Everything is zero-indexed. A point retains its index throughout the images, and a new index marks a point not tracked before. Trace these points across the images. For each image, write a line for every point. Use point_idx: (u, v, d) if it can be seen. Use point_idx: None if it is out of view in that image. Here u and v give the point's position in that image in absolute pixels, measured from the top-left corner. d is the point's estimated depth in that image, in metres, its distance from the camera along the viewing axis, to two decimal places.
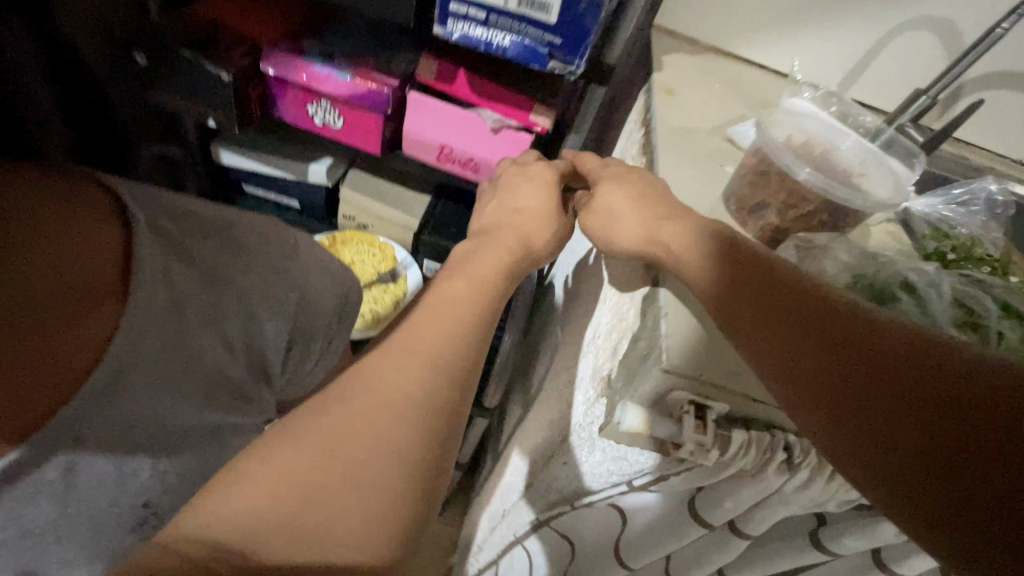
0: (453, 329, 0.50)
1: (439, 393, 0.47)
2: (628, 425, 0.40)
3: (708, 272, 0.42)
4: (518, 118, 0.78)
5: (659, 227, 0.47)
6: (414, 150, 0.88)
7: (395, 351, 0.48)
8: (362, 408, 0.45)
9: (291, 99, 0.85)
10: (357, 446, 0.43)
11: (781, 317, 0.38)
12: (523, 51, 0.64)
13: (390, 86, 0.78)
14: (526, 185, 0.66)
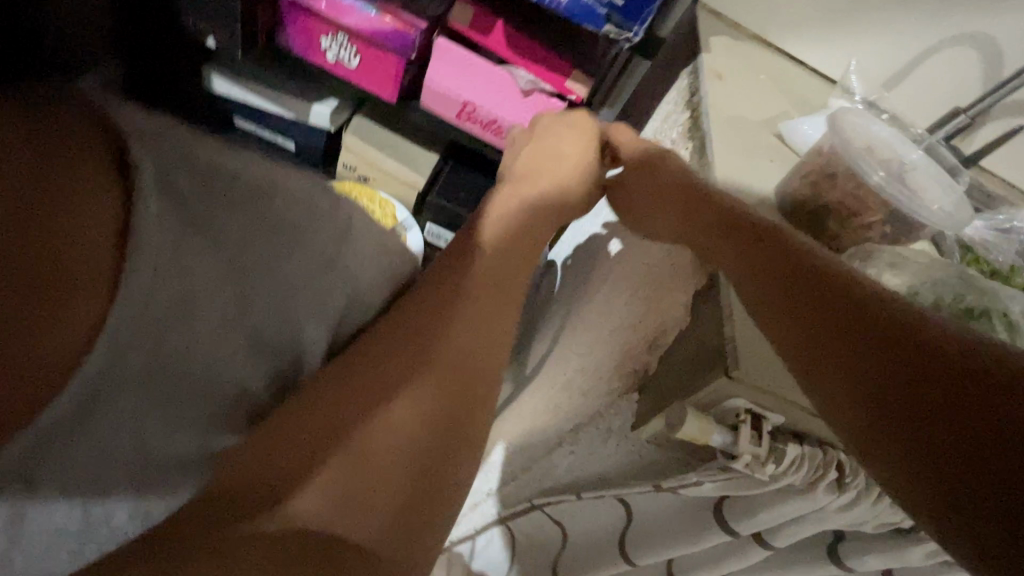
0: (485, 274, 0.45)
1: (470, 347, 0.42)
2: (684, 431, 0.37)
3: (768, 287, 0.39)
4: (553, 83, 0.73)
5: (717, 244, 0.44)
6: (433, 103, 0.82)
7: (424, 302, 0.42)
8: (386, 362, 0.39)
9: (303, 28, 0.77)
10: (383, 400, 0.37)
11: (806, 303, 0.37)
12: (579, 9, 0.59)
13: (418, 28, 0.71)
14: (560, 140, 0.57)
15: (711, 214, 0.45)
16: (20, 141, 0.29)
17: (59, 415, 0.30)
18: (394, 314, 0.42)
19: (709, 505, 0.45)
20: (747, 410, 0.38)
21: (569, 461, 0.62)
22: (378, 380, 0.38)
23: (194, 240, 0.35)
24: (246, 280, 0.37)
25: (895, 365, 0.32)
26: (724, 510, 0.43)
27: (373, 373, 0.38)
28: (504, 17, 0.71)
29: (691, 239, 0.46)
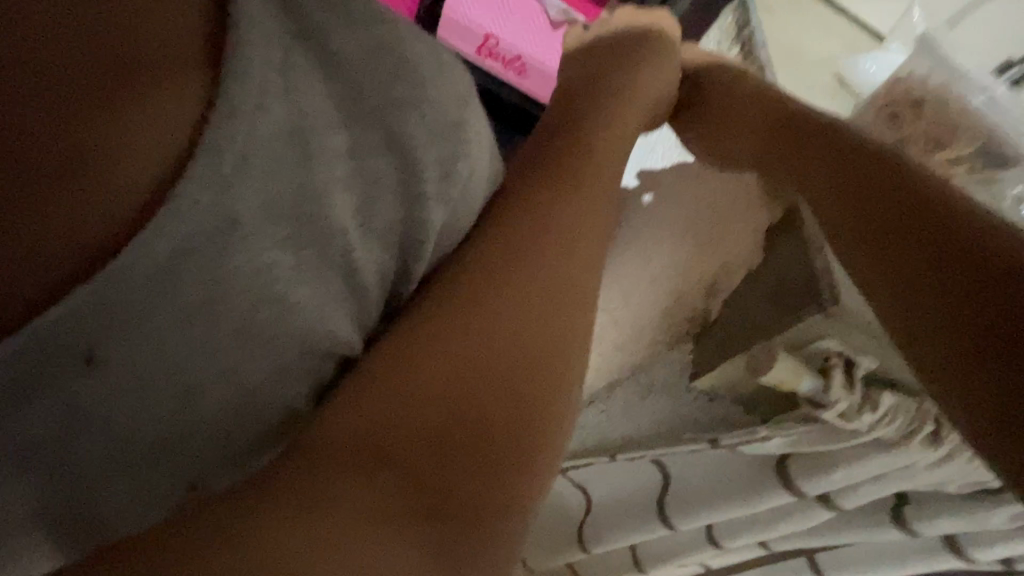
0: (574, 202, 0.38)
1: (574, 274, 0.35)
2: (773, 376, 0.34)
3: (856, 187, 0.36)
4: (586, 12, 0.69)
5: (813, 158, 0.40)
6: (451, 36, 0.72)
7: (517, 233, 0.35)
8: (486, 301, 0.32)
9: None
10: (488, 342, 0.31)
11: (891, 200, 0.34)
12: None
13: None
14: (638, 53, 0.48)
15: (805, 127, 0.42)
16: None
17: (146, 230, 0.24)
18: (483, 248, 0.34)
19: (767, 462, 0.42)
20: (828, 350, 0.35)
21: (600, 421, 0.58)
22: (477, 322, 0.31)
23: (298, 59, 0.29)
24: (356, 128, 0.30)
25: (948, 258, 0.30)
26: (789, 467, 0.39)
27: (471, 314, 0.32)
28: None
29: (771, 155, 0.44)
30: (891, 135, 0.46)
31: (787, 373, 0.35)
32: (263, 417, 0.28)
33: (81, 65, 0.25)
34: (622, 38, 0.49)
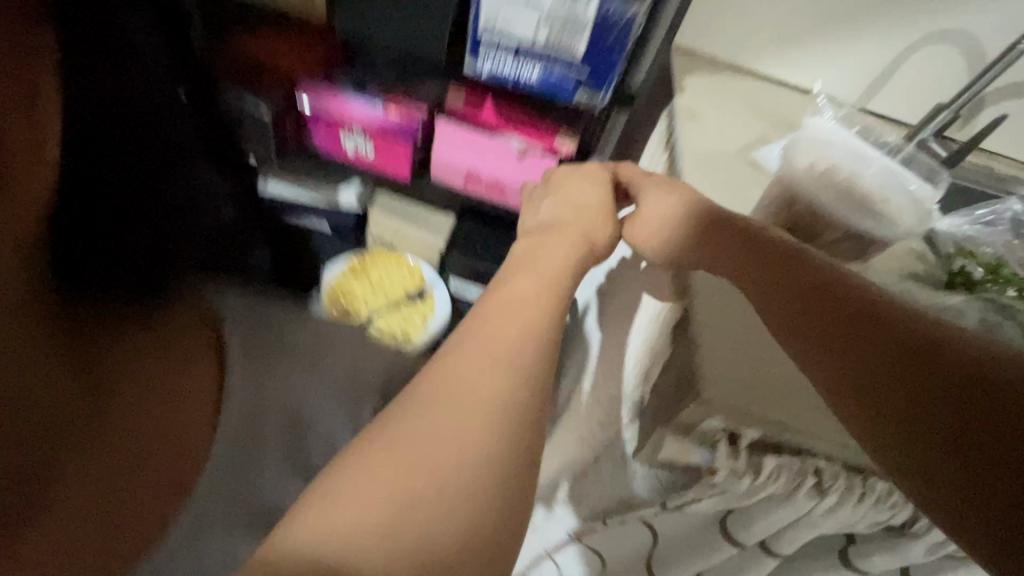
0: (539, 292, 0.48)
1: (543, 345, 0.44)
2: (664, 452, 0.45)
3: (745, 275, 0.48)
4: (543, 142, 0.82)
5: (719, 252, 0.50)
6: (442, 175, 0.93)
7: (472, 348, 0.42)
8: (439, 402, 0.39)
9: (323, 129, 0.89)
10: (468, 407, 0.39)
11: (831, 308, 0.43)
12: (550, 81, 0.67)
13: (421, 117, 0.83)
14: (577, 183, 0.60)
15: (747, 234, 0.49)
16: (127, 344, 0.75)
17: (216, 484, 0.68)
18: (446, 366, 0.42)
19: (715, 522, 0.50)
20: (720, 427, 0.44)
21: (592, 491, 0.65)
22: (465, 390, 0.40)
23: (234, 378, 0.73)
24: (261, 411, 0.73)
25: (920, 378, 0.39)
26: (728, 524, 0.48)
27: (459, 382, 0.41)
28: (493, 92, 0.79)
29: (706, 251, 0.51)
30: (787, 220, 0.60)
31: (678, 449, 0.45)
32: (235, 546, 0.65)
33: (134, 418, 0.71)
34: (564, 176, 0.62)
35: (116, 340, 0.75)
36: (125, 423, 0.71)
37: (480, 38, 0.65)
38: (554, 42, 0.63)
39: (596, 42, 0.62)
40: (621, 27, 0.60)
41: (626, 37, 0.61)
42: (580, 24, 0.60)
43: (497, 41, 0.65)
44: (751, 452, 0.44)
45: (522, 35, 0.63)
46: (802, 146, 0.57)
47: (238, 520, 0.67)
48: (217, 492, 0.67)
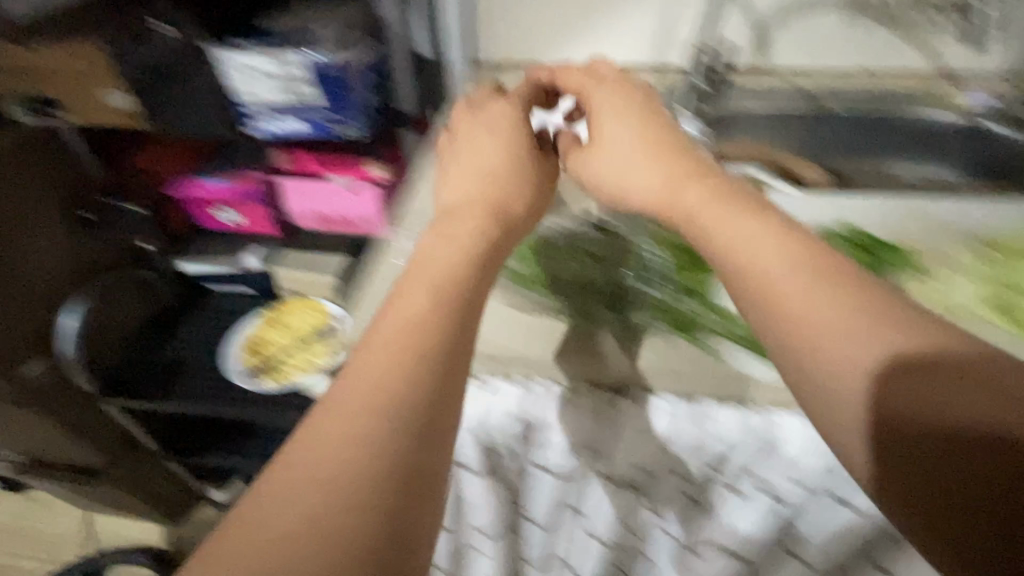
0: (436, 301, 0.44)
1: (445, 367, 0.41)
2: None
3: (685, 207, 0.51)
4: (358, 173, 0.95)
5: (665, 183, 0.54)
6: (305, 224, 1.08)
7: (376, 351, 0.41)
8: (354, 414, 0.38)
9: (201, 209, 1.10)
10: (347, 453, 0.36)
11: (840, 301, 0.41)
12: (309, 129, 0.82)
13: (262, 180, 1.00)
14: (497, 135, 0.62)
15: (740, 217, 0.47)
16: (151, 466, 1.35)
17: None
18: (362, 371, 0.40)
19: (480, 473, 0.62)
20: None
21: None
22: (345, 433, 0.37)
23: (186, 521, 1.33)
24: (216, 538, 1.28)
25: (965, 429, 0.36)
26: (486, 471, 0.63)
27: (341, 426, 0.37)
28: (307, 147, 0.96)
29: (666, 192, 0.53)
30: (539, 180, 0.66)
31: None
32: None
33: None
34: (477, 137, 0.62)
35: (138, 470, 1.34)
36: None
37: (246, 109, 0.82)
38: (294, 100, 0.78)
39: (320, 92, 0.76)
40: (331, 74, 0.74)
41: (342, 80, 0.75)
42: (301, 77, 0.75)
43: (259, 109, 0.81)
44: None
45: (269, 100, 0.79)
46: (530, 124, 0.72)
47: None
48: None
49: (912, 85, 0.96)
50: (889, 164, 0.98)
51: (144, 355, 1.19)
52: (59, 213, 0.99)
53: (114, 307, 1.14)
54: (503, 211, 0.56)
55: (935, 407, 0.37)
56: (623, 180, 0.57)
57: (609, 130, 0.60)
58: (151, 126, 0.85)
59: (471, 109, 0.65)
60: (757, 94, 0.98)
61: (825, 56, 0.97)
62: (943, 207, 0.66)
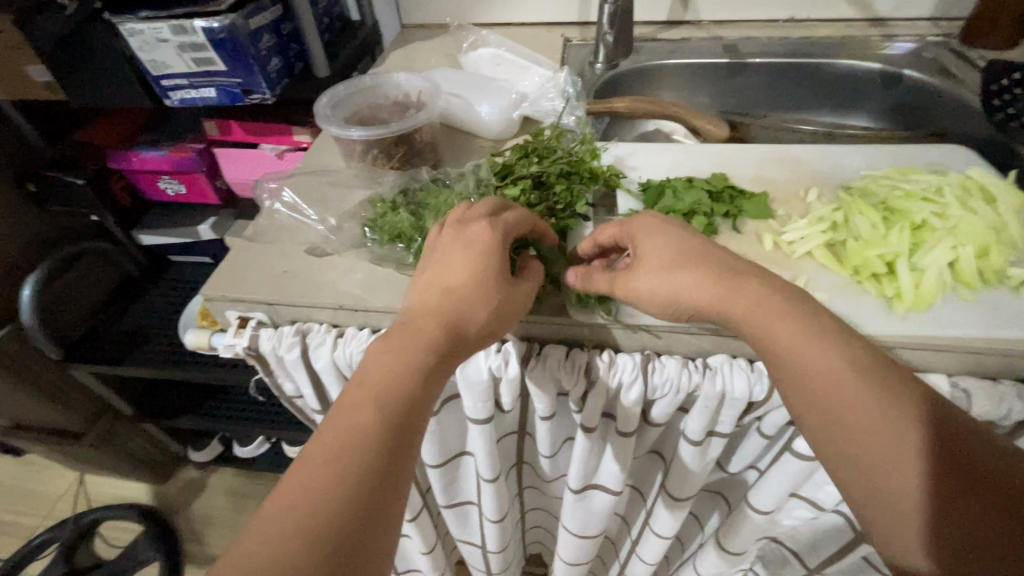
0: (417, 359, 0.42)
1: (395, 425, 0.39)
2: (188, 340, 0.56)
3: (741, 311, 0.44)
4: (287, 142, 0.93)
5: (680, 278, 0.46)
6: (245, 191, 1.10)
7: (352, 413, 0.39)
8: (300, 489, 0.35)
9: (144, 183, 1.11)
10: (318, 521, 0.34)
11: (887, 406, 0.39)
12: (223, 97, 0.82)
13: (194, 150, 1.01)
14: (466, 252, 0.47)
15: (751, 301, 0.44)
16: (130, 433, 1.40)
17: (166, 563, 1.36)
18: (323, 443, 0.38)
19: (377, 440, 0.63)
20: (239, 316, 0.55)
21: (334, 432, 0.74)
22: (319, 490, 0.35)
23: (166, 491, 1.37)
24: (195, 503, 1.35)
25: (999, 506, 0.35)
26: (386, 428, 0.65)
27: (317, 486, 0.35)
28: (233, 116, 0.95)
29: (710, 304, 0.45)
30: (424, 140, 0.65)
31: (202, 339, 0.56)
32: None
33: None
34: (445, 247, 0.48)
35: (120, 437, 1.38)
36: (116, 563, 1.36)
37: (161, 82, 0.82)
38: (200, 67, 0.79)
39: (222, 56, 0.77)
40: (227, 37, 0.75)
41: (238, 43, 0.75)
42: (199, 44, 0.75)
43: (173, 81, 0.81)
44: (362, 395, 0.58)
45: (177, 69, 0.79)
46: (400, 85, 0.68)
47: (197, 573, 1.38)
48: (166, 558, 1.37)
49: (833, 31, 0.95)
50: (810, 113, 0.97)
51: (105, 326, 1.21)
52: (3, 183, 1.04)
53: (74, 279, 1.18)
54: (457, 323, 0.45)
55: (959, 494, 0.36)
56: (649, 290, 0.47)
57: (651, 248, 0.48)
58: (74, 101, 0.88)
59: (452, 228, 0.49)
60: (681, 46, 0.96)
61: (744, 6, 0.96)
62: (812, 148, 0.65)
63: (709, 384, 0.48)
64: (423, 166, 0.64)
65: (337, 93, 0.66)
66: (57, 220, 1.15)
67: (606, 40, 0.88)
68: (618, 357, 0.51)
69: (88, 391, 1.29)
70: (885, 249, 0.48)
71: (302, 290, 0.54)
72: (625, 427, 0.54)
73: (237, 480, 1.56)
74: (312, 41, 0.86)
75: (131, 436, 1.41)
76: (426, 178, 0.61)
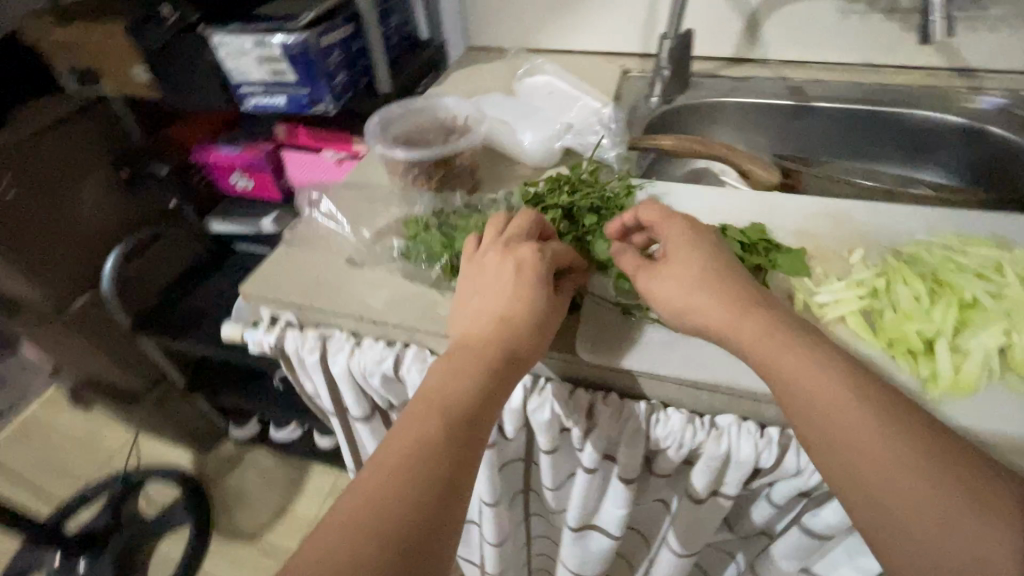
0: (479, 373, 0.44)
1: (462, 432, 0.41)
2: (224, 331, 0.60)
3: (747, 338, 0.43)
4: (346, 150, 0.99)
5: (698, 294, 0.45)
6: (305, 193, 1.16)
7: (421, 420, 0.41)
8: (380, 486, 0.37)
9: (217, 175, 1.19)
10: (382, 526, 0.35)
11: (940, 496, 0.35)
12: (293, 105, 0.88)
13: (265, 150, 1.09)
14: (514, 274, 0.48)
15: (799, 363, 0.41)
16: (181, 403, 1.51)
17: (200, 533, 1.46)
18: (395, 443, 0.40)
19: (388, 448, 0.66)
20: (272, 313, 0.59)
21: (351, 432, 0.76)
22: (383, 497, 0.37)
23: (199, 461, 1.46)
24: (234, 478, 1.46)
25: None
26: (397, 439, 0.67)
27: (381, 492, 0.37)
28: (302, 123, 1.02)
29: (726, 327, 0.44)
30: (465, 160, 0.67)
31: (236, 332, 0.60)
32: (200, 545, 1.44)
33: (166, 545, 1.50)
34: (493, 268, 0.50)
35: (171, 406, 1.49)
36: (155, 522, 1.46)
37: (243, 88, 0.89)
38: (275, 78, 0.85)
39: (295, 69, 0.83)
40: (301, 52, 0.80)
41: (310, 57, 0.81)
42: (276, 57, 0.81)
43: (252, 88, 0.89)
44: (378, 406, 0.60)
45: (257, 77, 0.86)
46: (450, 109, 0.70)
47: (225, 545, 1.47)
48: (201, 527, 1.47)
49: (913, 79, 0.89)
50: (878, 164, 0.92)
51: (170, 303, 1.31)
52: (103, 166, 1.18)
53: (150, 256, 1.30)
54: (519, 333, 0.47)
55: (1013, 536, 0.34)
56: (664, 298, 0.47)
57: (676, 255, 0.48)
58: (168, 99, 0.98)
59: (500, 247, 0.51)
60: (746, 84, 0.93)
61: (816, 47, 0.93)
62: (864, 205, 0.61)
63: (712, 444, 0.46)
64: (460, 187, 0.66)
65: (389, 112, 0.70)
66: (144, 203, 1.28)
67: (662, 74, 0.87)
68: (621, 403, 0.50)
69: (148, 360, 1.40)
70: (926, 325, 0.45)
71: (328, 296, 0.57)
72: (624, 473, 0.53)
73: (270, 461, 1.63)
74: (378, 58, 0.91)
75: (181, 407, 1.51)
76: (461, 200, 0.62)
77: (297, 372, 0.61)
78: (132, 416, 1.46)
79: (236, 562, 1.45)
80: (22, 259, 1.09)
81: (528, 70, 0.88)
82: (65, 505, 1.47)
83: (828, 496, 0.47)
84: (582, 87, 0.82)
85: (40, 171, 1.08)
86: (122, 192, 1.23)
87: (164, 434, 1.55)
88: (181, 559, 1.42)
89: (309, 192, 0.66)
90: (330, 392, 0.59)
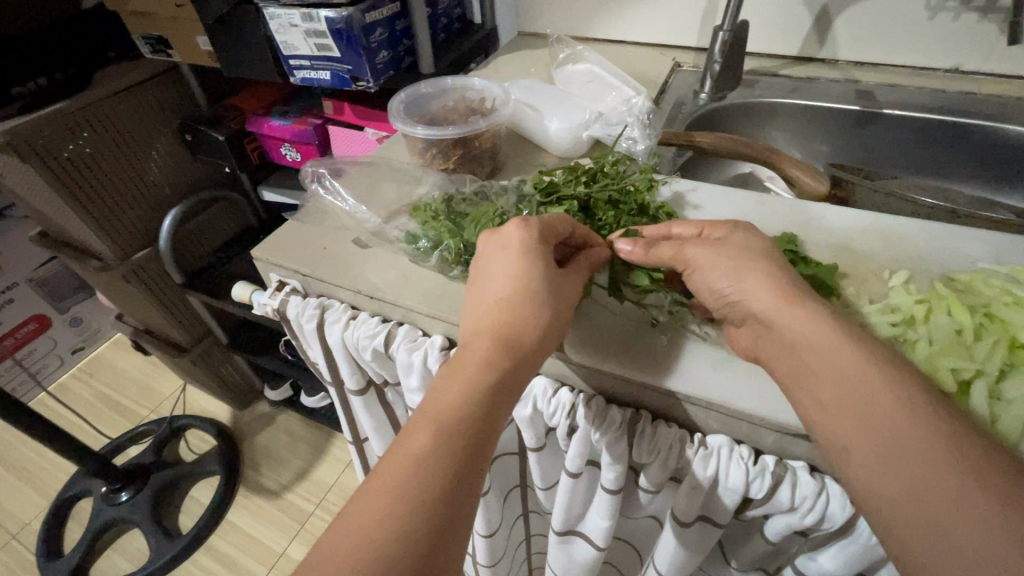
0: (491, 353, 0.41)
1: (474, 415, 0.39)
2: (233, 290, 0.66)
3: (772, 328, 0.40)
4: (384, 129, 0.99)
5: (755, 275, 0.42)
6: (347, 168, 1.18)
7: (432, 407, 0.40)
8: (392, 473, 0.36)
9: (270, 147, 1.22)
10: (385, 536, 0.34)
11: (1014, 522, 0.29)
12: (336, 81, 0.90)
13: (312, 123, 1.11)
14: (511, 260, 0.45)
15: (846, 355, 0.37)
16: (223, 360, 1.60)
17: (228, 483, 1.53)
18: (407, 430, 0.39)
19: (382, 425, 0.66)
20: (279, 279, 0.61)
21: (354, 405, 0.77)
22: (385, 508, 0.35)
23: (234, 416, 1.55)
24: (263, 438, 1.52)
25: None
26: (393, 417, 0.67)
27: (382, 504, 0.35)
28: (347, 99, 1.03)
29: (774, 308, 0.41)
30: (486, 144, 0.66)
31: (243, 292, 0.66)
32: (228, 494, 1.52)
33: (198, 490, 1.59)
34: (492, 251, 0.46)
35: (215, 363, 1.58)
36: (189, 467, 1.55)
37: (292, 61, 0.92)
38: (321, 52, 0.87)
39: (339, 46, 0.84)
40: (343, 28, 0.81)
41: (352, 34, 0.82)
42: (321, 32, 0.83)
43: (300, 61, 0.91)
44: (372, 381, 0.60)
45: (305, 51, 0.88)
46: (481, 93, 0.71)
47: (250, 498, 1.54)
48: (228, 478, 1.54)
49: (1008, 90, 0.78)
50: (956, 183, 0.82)
51: (219, 263, 1.36)
52: (168, 129, 1.25)
53: (204, 218, 1.37)
54: (533, 311, 0.43)
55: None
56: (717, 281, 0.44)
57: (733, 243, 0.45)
58: (222, 67, 1.02)
59: (495, 230, 0.47)
60: (807, 86, 0.85)
61: (896, 47, 0.83)
62: (922, 224, 0.54)
63: (699, 463, 0.42)
64: (479, 171, 0.65)
65: (418, 90, 0.71)
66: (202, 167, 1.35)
67: (712, 69, 0.82)
68: (607, 408, 0.47)
69: (195, 317, 1.48)
70: (965, 362, 0.39)
71: (331, 268, 0.57)
72: (607, 482, 0.50)
73: (298, 425, 1.69)
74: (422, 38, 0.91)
75: (223, 364, 1.60)
76: (475, 184, 0.61)
77: (299, 336, 0.62)
78: (178, 367, 1.56)
79: (257, 514, 1.51)
80: (94, 210, 1.18)
81: (568, 59, 0.85)
82: (118, 439, 1.60)
83: (828, 540, 0.42)
84: (619, 78, 0.78)
85: (114, 130, 1.16)
86: (183, 155, 1.31)
87: (206, 387, 1.64)
88: (210, 505, 1.50)
89: (314, 169, 0.66)
90: (325, 360, 0.60)
